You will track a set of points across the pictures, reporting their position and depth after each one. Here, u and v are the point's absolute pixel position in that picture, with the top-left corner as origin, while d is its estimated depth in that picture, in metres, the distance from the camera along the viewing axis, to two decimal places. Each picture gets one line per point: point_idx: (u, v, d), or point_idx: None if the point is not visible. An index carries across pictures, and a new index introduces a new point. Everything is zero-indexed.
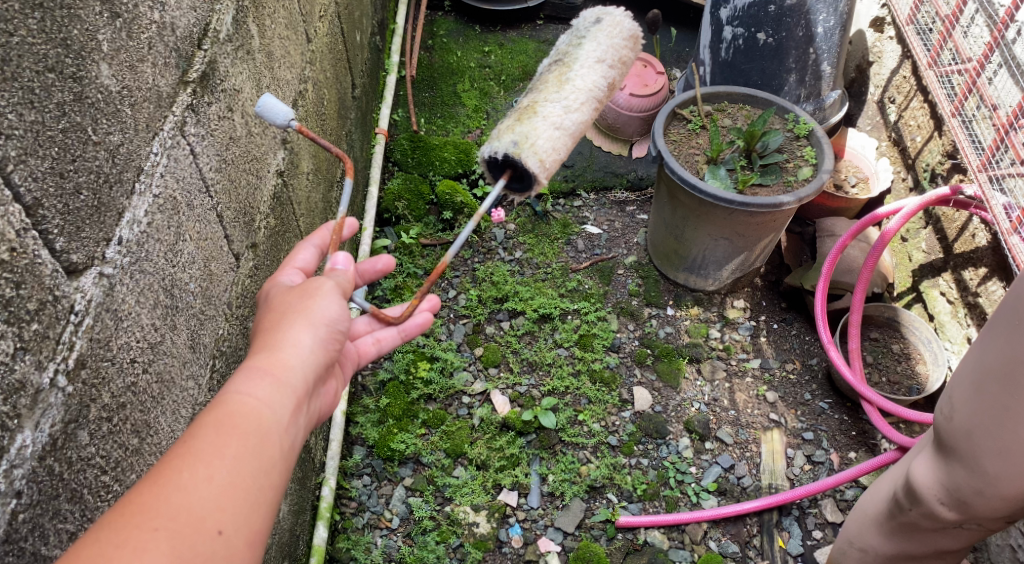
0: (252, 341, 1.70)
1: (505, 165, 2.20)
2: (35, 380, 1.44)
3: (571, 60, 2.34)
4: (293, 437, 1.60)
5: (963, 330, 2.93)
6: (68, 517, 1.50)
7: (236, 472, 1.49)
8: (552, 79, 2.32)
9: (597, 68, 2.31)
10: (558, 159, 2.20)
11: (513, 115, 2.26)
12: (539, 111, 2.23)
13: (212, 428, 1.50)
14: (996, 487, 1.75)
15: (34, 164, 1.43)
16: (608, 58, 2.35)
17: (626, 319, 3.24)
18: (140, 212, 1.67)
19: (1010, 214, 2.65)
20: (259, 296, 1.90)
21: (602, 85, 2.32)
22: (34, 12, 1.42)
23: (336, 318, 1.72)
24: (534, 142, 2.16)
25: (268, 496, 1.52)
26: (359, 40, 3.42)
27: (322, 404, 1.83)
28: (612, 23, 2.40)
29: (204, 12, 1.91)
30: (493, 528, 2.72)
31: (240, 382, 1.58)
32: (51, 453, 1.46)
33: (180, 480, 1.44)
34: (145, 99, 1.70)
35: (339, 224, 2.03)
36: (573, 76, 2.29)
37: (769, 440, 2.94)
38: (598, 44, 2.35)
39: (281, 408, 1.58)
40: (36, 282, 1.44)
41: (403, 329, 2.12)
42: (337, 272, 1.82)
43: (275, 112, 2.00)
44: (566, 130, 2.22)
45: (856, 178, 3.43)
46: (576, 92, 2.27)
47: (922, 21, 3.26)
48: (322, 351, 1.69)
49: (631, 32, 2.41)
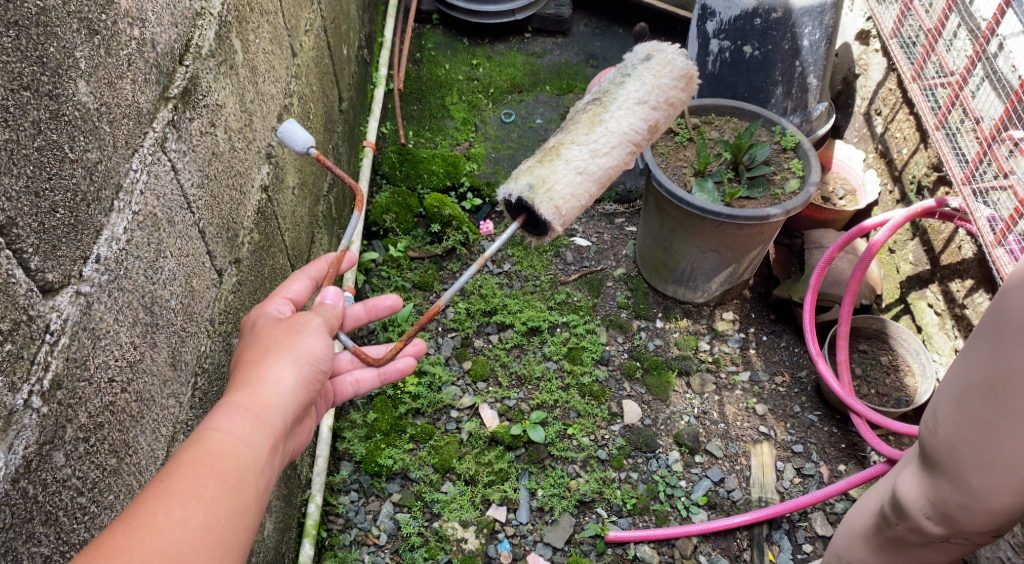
0: (233, 374, 1.71)
1: (521, 209, 2.18)
2: (8, 402, 1.42)
3: (609, 101, 2.34)
4: (267, 476, 1.61)
5: (950, 342, 2.93)
6: (42, 540, 1.48)
7: (212, 513, 1.48)
8: (585, 120, 2.32)
9: (636, 110, 2.30)
10: (576, 207, 2.18)
11: (536, 156, 2.26)
12: (563, 154, 2.24)
13: (190, 467, 1.50)
14: (982, 501, 1.74)
15: (8, 182, 1.41)
16: (651, 99, 2.33)
17: (615, 332, 3.23)
18: (119, 229, 1.66)
19: (993, 227, 2.65)
20: (245, 323, 1.90)
21: (640, 128, 2.31)
22: (9, 30, 1.41)
23: (321, 356, 1.75)
24: (551, 187, 2.14)
25: (242, 538, 1.51)
26: (346, 53, 3.41)
27: (294, 443, 1.83)
28: (662, 61, 2.38)
29: (185, 27, 1.91)
30: (482, 544, 2.70)
31: (219, 418, 1.59)
32: (25, 475, 1.45)
33: (155, 522, 1.43)
34: (125, 116, 1.68)
35: (339, 257, 2.05)
36: (608, 119, 2.29)
37: (758, 453, 2.93)
38: (642, 83, 2.34)
39: (259, 447, 1.59)
40: (10, 302, 1.43)
41: (383, 371, 2.13)
42: (324, 310, 1.86)
43: (295, 139, 2.04)
44: (589, 175, 2.22)
45: (844, 190, 3.46)
46: (608, 135, 2.27)
47: (906, 34, 3.25)
48: (303, 390, 1.71)
49: (682, 72, 2.38)
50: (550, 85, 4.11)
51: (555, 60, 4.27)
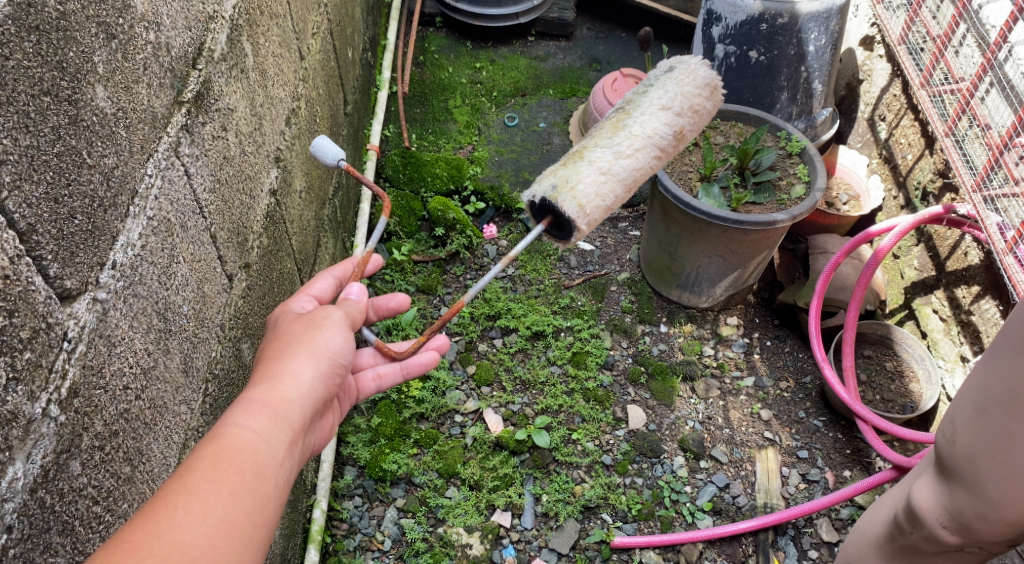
0: (253, 370, 1.71)
1: (546, 210, 2.10)
2: (27, 411, 1.41)
3: (632, 108, 2.25)
4: (287, 472, 1.60)
5: (956, 348, 2.93)
6: (59, 550, 1.47)
7: (231, 509, 1.47)
8: (608, 126, 2.23)
9: (659, 116, 2.20)
10: (603, 207, 2.09)
11: (560, 159, 2.19)
12: (586, 155, 2.15)
13: (209, 463, 1.49)
14: (1000, 511, 1.74)
15: (28, 190, 1.40)
16: (675, 106, 2.23)
17: (619, 336, 3.22)
18: (134, 235, 1.65)
19: (1004, 233, 2.66)
20: (269, 318, 1.93)
21: (665, 134, 2.20)
22: (30, 35, 1.40)
23: (339, 351, 1.74)
24: (575, 186, 2.06)
25: (260, 533, 1.50)
26: (351, 55, 3.40)
27: (313, 439, 1.83)
28: (684, 72, 2.30)
29: (198, 31, 1.89)
30: (486, 550, 2.69)
31: (238, 414, 1.58)
32: (43, 485, 1.43)
33: (173, 517, 1.42)
34: (140, 120, 1.67)
35: (362, 259, 2.05)
36: (631, 123, 2.20)
37: (764, 459, 2.92)
38: (665, 91, 2.25)
39: (277, 443, 1.58)
40: (29, 310, 1.41)
41: (406, 365, 2.09)
42: (348, 302, 1.87)
43: (327, 153, 2.10)
44: (613, 175, 2.12)
45: (847, 196, 3.41)
46: (632, 138, 2.18)
47: (914, 40, 3.26)
48: (322, 385, 1.70)
49: (706, 80, 2.29)
50: (554, 89, 4.10)
51: (558, 64, 4.26)
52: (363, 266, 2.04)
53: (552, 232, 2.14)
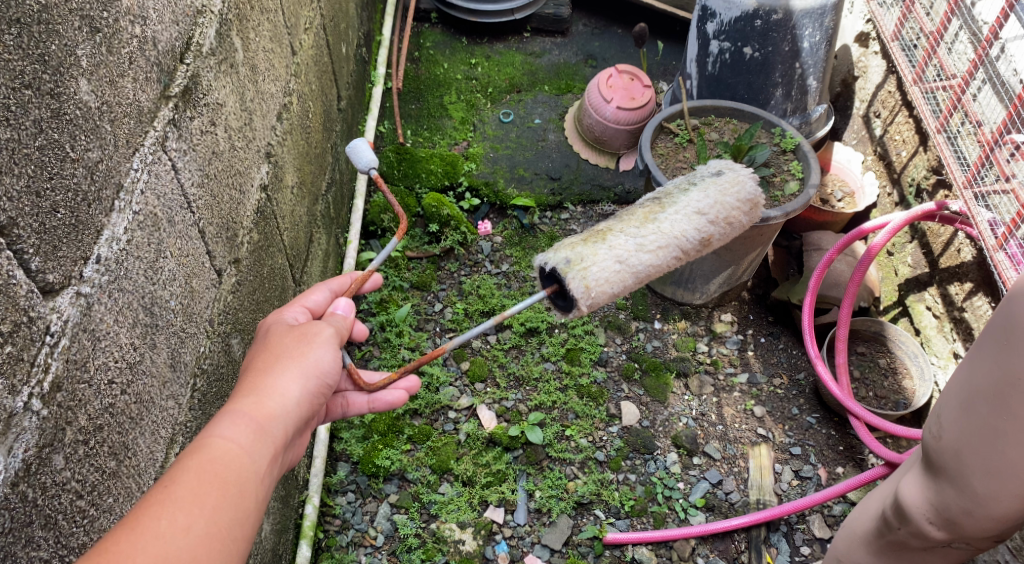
0: (239, 380, 1.71)
1: (554, 279, 2.13)
2: (8, 404, 1.41)
3: (668, 204, 2.36)
4: (267, 487, 1.60)
5: (949, 345, 2.93)
6: (41, 544, 1.47)
7: (214, 522, 1.48)
8: (640, 215, 2.31)
9: (693, 220, 2.32)
10: (608, 293, 2.11)
11: (582, 234, 2.22)
12: (608, 239, 2.18)
13: (194, 475, 1.49)
14: (986, 507, 1.74)
15: (9, 182, 1.40)
16: (710, 213, 2.36)
17: (614, 333, 3.21)
18: (119, 229, 1.64)
19: (995, 230, 2.66)
20: (259, 325, 1.91)
21: (692, 238, 2.31)
22: (11, 28, 1.40)
23: (328, 369, 1.74)
24: (588, 266, 2.08)
25: (240, 548, 1.51)
26: (344, 50, 3.39)
27: (292, 453, 1.82)
28: (732, 181, 2.45)
29: (186, 25, 1.89)
30: (479, 546, 2.69)
31: (223, 426, 1.58)
32: (25, 479, 1.43)
33: (158, 527, 1.43)
34: (126, 114, 1.67)
35: (361, 277, 2.10)
36: (663, 219, 2.30)
37: (757, 456, 2.93)
38: (706, 195, 2.38)
39: (261, 457, 1.58)
40: (10, 304, 1.41)
41: (373, 399, 2.09)
42: (335, 318, 1.88)
43: (360, 158, 2.24)
44: (628, 266, 2.16)
45: (842, 193, 3.45)
46: (658, 235, 2.25)
47: (907, 37, 3.25)
48: (307, 402, 1.71)
49: (749, 197, 2.46)
50: (549, 85, 4.10)
51: (553, 60, 4.25)
52: (359, 284, 2.09)
53: (557, 302, 2.15)
